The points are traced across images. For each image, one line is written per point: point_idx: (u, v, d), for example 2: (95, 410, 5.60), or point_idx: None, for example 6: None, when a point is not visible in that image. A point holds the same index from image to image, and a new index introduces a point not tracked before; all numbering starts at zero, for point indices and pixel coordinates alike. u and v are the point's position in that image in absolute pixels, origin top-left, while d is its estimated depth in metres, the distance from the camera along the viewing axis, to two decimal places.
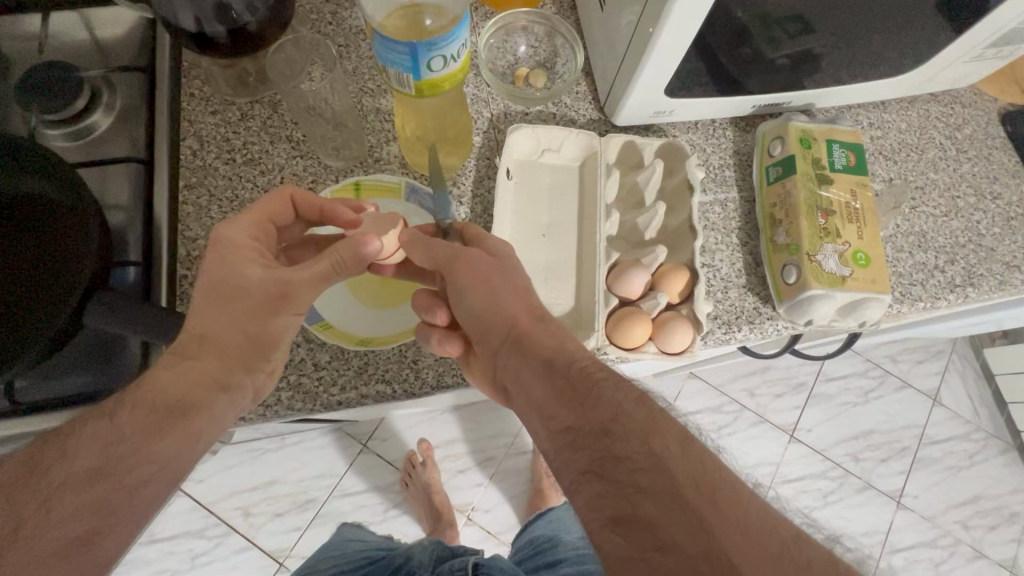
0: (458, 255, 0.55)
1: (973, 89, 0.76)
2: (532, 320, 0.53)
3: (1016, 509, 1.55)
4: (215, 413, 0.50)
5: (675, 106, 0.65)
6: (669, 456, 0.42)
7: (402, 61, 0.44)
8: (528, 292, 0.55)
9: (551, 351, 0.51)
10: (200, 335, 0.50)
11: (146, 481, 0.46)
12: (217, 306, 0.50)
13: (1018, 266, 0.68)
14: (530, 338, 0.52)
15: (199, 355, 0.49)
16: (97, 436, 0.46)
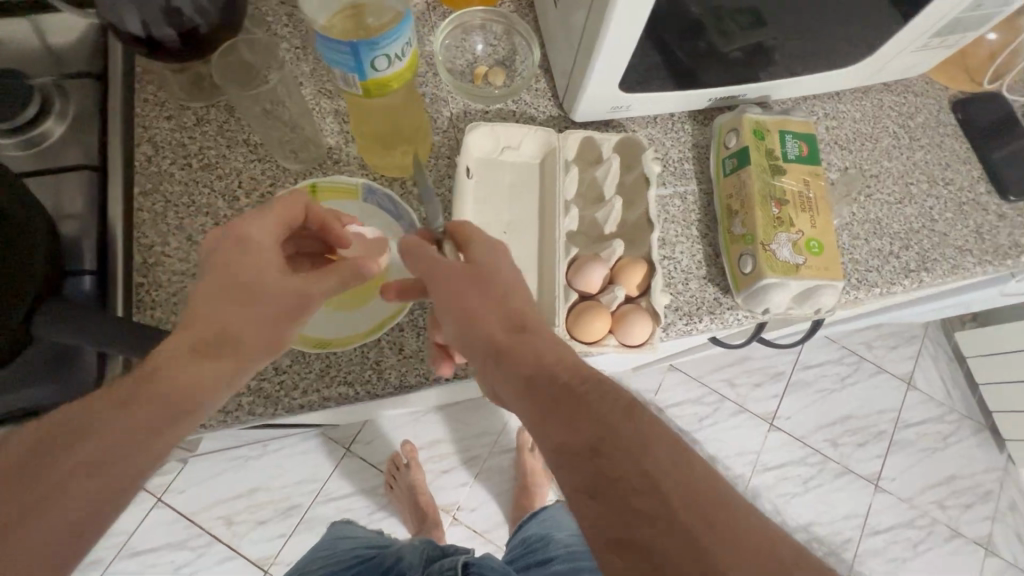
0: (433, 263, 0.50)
1: (925, 77, 0.77)
2: (509, 334, 0.46)
3: (989, 487, 1.59)
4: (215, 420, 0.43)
5: (632, 101, 0.66)
6: (668, 476, 0.36)
7: (346, 61, 0.44)
8: (508, 299, 0.49)
9: (531, 364, 0.43)
10: (216, 334, 0.43)
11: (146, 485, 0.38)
12: (243, 306, 0.45)
13: (971, 249, 0.70)
14: (510, 349, 0.45)
15: (210, 357, 0.42)
16: (105, 427, 0.37)
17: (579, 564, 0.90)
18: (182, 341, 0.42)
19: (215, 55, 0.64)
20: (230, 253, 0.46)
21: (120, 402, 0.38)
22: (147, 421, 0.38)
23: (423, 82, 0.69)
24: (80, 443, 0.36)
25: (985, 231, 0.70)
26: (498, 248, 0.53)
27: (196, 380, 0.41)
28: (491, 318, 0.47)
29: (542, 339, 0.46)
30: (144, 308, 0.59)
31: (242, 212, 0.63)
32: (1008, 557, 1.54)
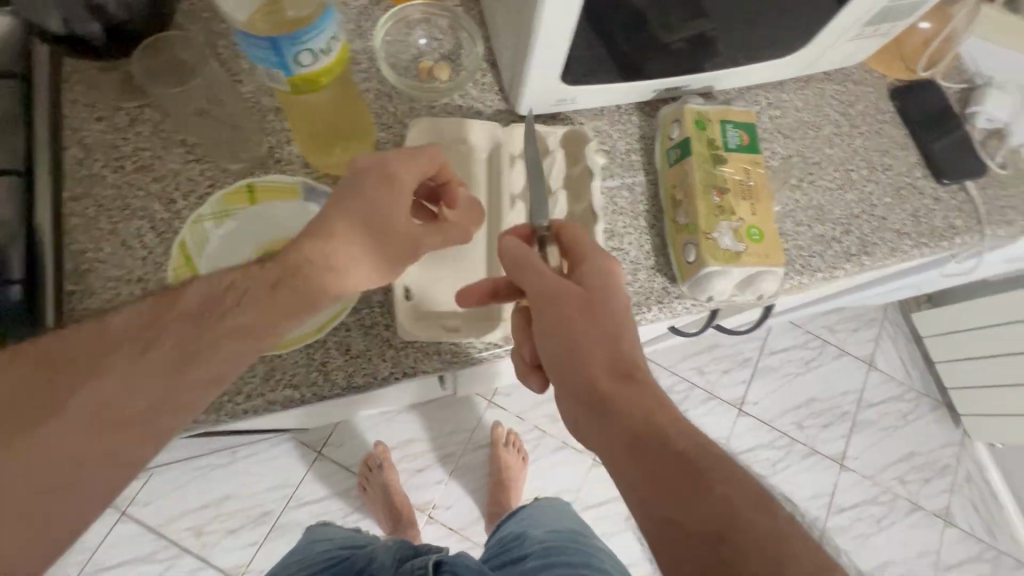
0: (545, 295, 0.51)
1: (864, 66, 0.79)
2: (615, 380, 0.49)
3: (947, 461, 1.65)
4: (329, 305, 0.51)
5: (576, 94, 0.66)
6: (794, 569, 0.39)
7: (268, 57, 0.44)
8: (616, 339, 0.50)
9: (638, 424, 0.46)
10: (333, 255, 0.50)
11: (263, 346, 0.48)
12: (360, 235, 0.50)
13: (908, 233, 0.72)
14: (615, 402, 0.48)
15: (324, 272, 0.49)
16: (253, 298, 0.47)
17: (555, 557, 0.86)
18: (309, 249, 0.50)
19: (135, 53, 0.62)
20: (374, 186, 0.51)
21: (247, 295, 0.47)
22: (257, 316, 0.47)
23: (367, 78, 0.68)
24: (213, 320, 0.46)
25: (921, 214, 0.73)
26: (610, 272, 0.53)
27: (309, 289, 0.49)
28: (599, 360, 0.50)
29: (647, 387, 0.49)
30: (76, 317, 0.57)
31: (179, 214, 0.61)
32: (965, 527, 1.61)
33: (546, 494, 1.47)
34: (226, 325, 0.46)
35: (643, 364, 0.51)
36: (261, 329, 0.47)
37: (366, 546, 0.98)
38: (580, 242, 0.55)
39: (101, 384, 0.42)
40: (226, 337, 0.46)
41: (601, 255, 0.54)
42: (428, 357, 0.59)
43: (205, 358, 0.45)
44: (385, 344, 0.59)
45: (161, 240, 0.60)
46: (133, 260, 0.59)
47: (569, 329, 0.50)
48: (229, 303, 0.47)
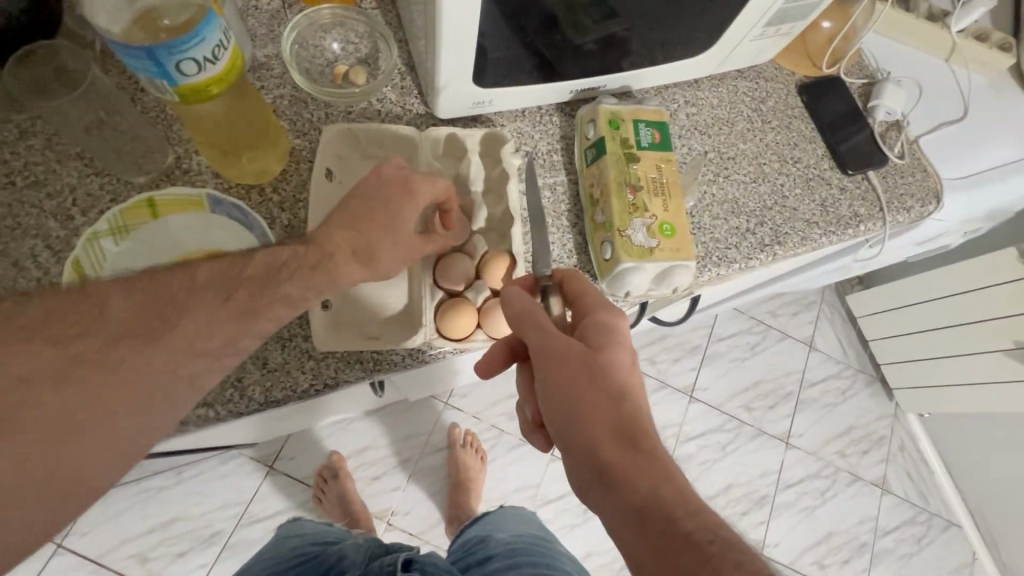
0: (551, 355, 0.51)
1: (774, 64, 0.83)
2: (623, 447, 0.48)
3: (883, 433, 1.75)
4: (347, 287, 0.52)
5: (492, 96, 0.66)
6: None
7: (148, 67, 0.42)
8: (622, 404, 0.50)
9: (645, 497, 0.46)
10: (358, 245, 0.52)
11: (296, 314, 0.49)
12: (382, 232, 0.53)
13: (817, 221, 0.76)
14: (621, 472, 0.47)
15: (353, 259, 0.52)
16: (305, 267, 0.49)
17: (519, 560, 0.86)
18: (341, 242, 0.51)
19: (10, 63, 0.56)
20: (402, 195, 0.54)
21: (296, 269, 0.49)
22: (302, 290, 0.49)
23: (280, 84, 0.66)
24: (272, 285, 0.48)
25: (829, 204, 0.77)
26: (617, 331, 0.53)
27: (343, 267, 0.51)
28: (607, 423, 0.49)
29: (655, 453, 0.48)
30: None
31: (78, 231, 0.58)
32: (900, 493, 1.71)
33: (505, 492, 1.48)
34: (283, 292, 0.48)
35: (649, 426, 0.50)
36: (306, 299, 0.49)
37: (338, 542, 0.91)
38: (583, 294, 0.56)
39: (173, 330, 0.44)
40: (278, 302, 0.48)
41: (607, 310, 0.54)
42: (350, 367, 0.59)
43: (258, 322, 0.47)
44: (304, 356, 0.58)
45: (58, 259, 0.57)
46: (26, 280, 0.56)
47: (575, 393, 0.49)
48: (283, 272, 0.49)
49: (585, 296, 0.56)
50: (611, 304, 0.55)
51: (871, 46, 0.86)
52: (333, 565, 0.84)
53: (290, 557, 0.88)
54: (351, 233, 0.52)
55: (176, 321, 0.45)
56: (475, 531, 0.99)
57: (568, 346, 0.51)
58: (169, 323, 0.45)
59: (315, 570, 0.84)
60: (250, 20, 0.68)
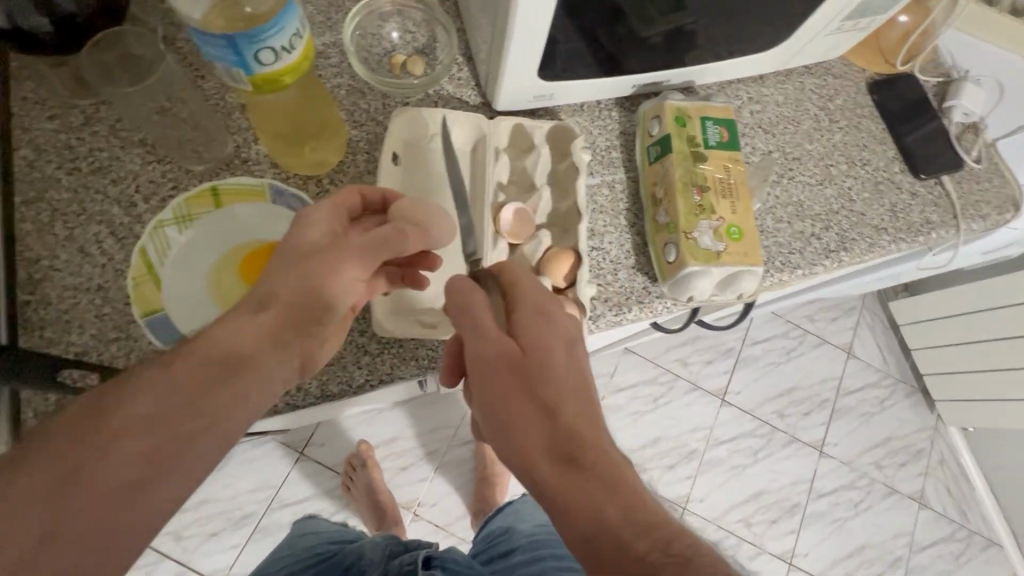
0: (478, 351, 0.47)
1: (844, 60, 0.79)
2: (561, 463, 0.43)
3: (922, 446, 1.69)
4: (247, 364, 0.41)
5: (555, 89, 0.64)
6: None
7: (225, 55, 0.41)
8: (555, 410, 0.44)
9: (587, 519, 0.40)
10: (306, 294, 0.44)
11: (134, 438, 0.36)
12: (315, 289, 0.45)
13: (886, 228, 0.72)
14: (558, 491, 0.41)
15: (304, 326, 0.44)
16: (150, 384, 0.38)
17: (542, 552, 0.83)
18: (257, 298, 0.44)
19: (86, 48, 0.56)
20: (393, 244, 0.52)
21: (143, 386, 0.38)
22: (157, 407, 0.38)
23: (337, 73, 0.65)
24: (106, 424, 0.36)
25: (899, 208, 0.73)
26: (549, 321, 0.49)
27: (278, 342, 0.43)
28: (539, 432, 0.44)
29: (598, 466, 0.42)
30: (32, 328, 0.53)
31: (141, 218, 0.58)
32: (938, 509, 1.65)
33: None
34: (126, 428, 0.37)
35: (596, 428, 0.45)
36: (167, 411, 0.38)
37: (354, 541, 0.91)
38: (517, 286, 0.51)
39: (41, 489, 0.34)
40: (207, 416, 0.39)
41: (539, 298, 0.50)
42: (405, 363, 0.58)
43: (196, 436, 0.38)
44: (360, 350, 0.58)
45: (123, 246, 0.57)
46: (92, 267, 0.56)
47: (501, 395, 0.46)
48: (200, 368, 0.40)
49: (519, 287, 0.51)
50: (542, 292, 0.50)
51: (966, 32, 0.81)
52: (354, 563, 0.85)
53: (308, 555, 0.87)
54: (276, 284, 0.44)
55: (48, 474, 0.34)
56: (500, 522, 0.98)
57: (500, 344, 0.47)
58: (28, 478, 0.34)
59: (332, 569, 0.83)
60: (309, 7, 0.67)
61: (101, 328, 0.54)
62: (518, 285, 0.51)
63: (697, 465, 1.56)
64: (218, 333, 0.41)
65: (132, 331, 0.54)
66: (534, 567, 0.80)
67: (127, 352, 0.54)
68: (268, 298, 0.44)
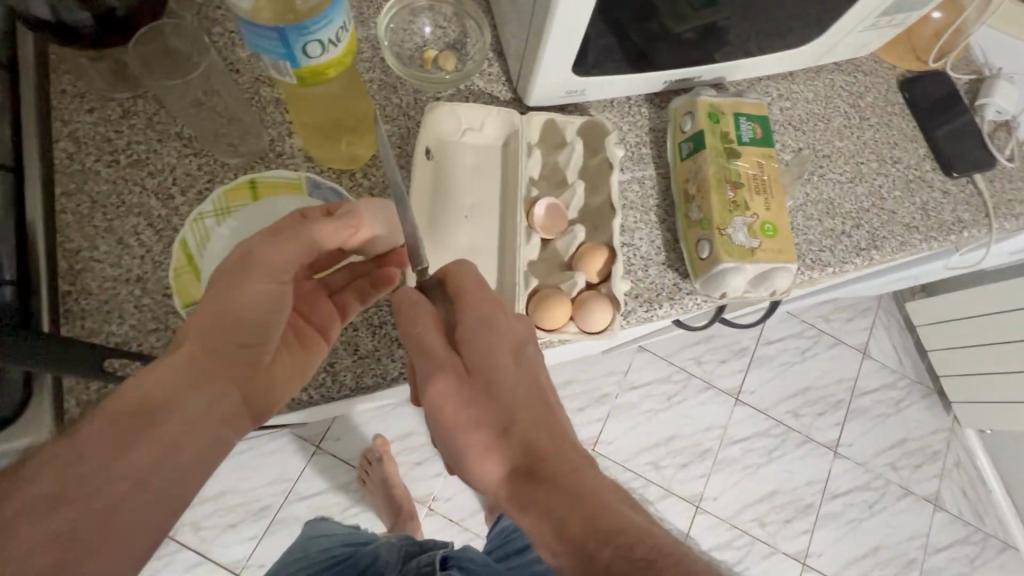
0: (425, 368, 0.46)
1: (874, 57, 0.78)
2: (521, 479, 0.43)
3: (937, 447, 1.68)
4: (173, 410, 0.42)
5: (587, 85, 0.64)
6: None
7: (274, 48, 0.41)
8: (508, 429, 0.45)
9: (551, 531, 0.41)
10: (225, 325, 0.45)
11: (54, 512, 0.36)
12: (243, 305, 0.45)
13: (918, 226, 0.71)
14: (523, 507, 0.43)
15: (228, 359, 0.45)
16: (57, 457, 0.37)
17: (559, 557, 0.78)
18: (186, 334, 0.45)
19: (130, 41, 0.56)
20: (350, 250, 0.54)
21: (51, 461, 0.37)
22: (69, 478, 0.37)
23: (369, 67, 0.66)
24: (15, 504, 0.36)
25: (930, 207, 0.73)
26: (496, 331, 0.48)
27: (205, 379, 0.44)
28: (493, 448, 0.44)
29: (556, 477, 0.43)
30: (74, 318, 0.54)
31: (178, 210, 0.59)
32: (954, 511, 1.64)
33: None
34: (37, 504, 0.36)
35: (555, 431, 0.45)
36: (84, 478, 0.37)
37: (370, 542, 0.92)
38: (463, 293, 0.49)
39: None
40: (135, 470, 0.39)
41: (485, 306, 0.49)
42: None
43: (126, 494, 0.38)
44: (394, 343, 0.58)
45: (161, 238, 0.57)
46: (131, 258, 0.57)
47: (448, 413, 0.45)
48: (113, 428, 0.40)
49: (466, 293, 0.49)
50: (489, 299, 0.49)
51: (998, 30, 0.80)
52: (369, 565, 0.86)
53: (323, 558, 0.87)
54: (193, 322, 0.45)
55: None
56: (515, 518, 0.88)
57: (446, 365, 0.46)
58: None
59: (349, 571, 0.85)
60: None
61: (140, 318, 0.55)
62: (465, 294, 0.49)
63: (711, 464, 1.56)
64: (130, 386, 0.41)
65: (170, 322, 0.55)
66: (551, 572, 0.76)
67: (166, 342, 0.55)
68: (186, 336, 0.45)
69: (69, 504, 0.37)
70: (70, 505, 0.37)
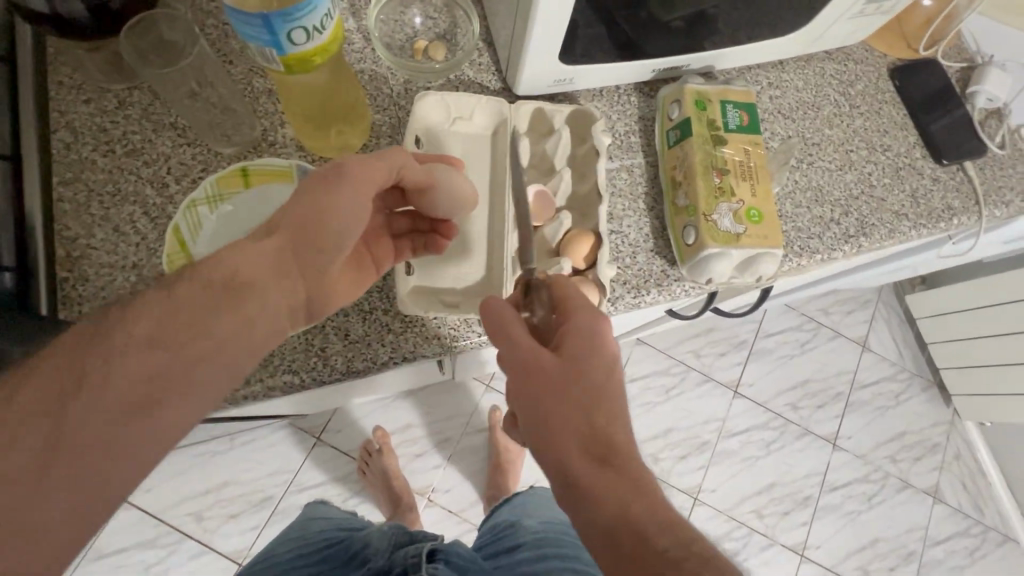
0: (511, 349, 0.49)
1: (865, 45, 0.78)
2: (591, 462, 0.42)
3: (937, 440, 1.68)
4: (255, 289, 0.42)
5: (576, 74, 0.65)
6: None
7: (259, 35, 0.42)
8: (590, 412, 0.45)
9: (614, 516, 0.40)
10: (309, 225, 0.44)
11: (147, 353, 0.38)
12: (327, 207, 0.44)
13: (907, 213, 0.72)
14: (591, 489, 0.41)
15: (306, 260, 0.44)
16: (154, 307, 0.39)
17: (546, 551, 0.78)
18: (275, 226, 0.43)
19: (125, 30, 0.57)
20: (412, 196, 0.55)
21: (146, 308, 0.39)
22: (162, 328, 0.39)
23: (361, 58, 0.66)
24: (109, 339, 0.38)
25: (920, 194, 0.73)
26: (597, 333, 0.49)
27: (282, 268, 0.43)
28: (575, 427, 0.44)
29: (628, 467, 0.42)
30: (71, 303, 0.55)
31: (173, 199, 0.60)
32: (953, 504, 1.64)
33: (543, 480, 1.47)
34: (129, 345, 0.38)
35: (626, 421, 0.45)
36: (171, 332, 0.39)
37: (361, 529, 0.92)
38: (566, 298, 0.52)
39: (60, 389, 0.36)
40: (216, 337, 0.40)
41: (593, 313, 0.51)
42: (427, 342, 0.60)
43: (204, 358, 0.39)
44: (384, 330, 0.59)
45: (156, 225, 0.59)
46: (127, 245, 0.58)
47: (532, 384, 0.46)
48: (201, 292, 0.40)
49: (570, 298, 0.52)
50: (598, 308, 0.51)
51: (990, 17, 0.80)
52: (359, 550, 0.85)
53: (318, 539, 0.88)
54: (280, 216, 0.44)
55: (63, 378, 0.36)
56: (507, 515, 0.92)
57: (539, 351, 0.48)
58: (44, 380, 0.36)
59: (338, 556, 0.84)
60: None
61: None
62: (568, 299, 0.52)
63: (710, 456, 1.56)
64: (221, 257, 0.41)
65: None
66: (536, 565, 0.76)
67: None
68: (276, 226, 0.43)
69: (158, 352, 0.38)
70: (158, 349, 0.38)
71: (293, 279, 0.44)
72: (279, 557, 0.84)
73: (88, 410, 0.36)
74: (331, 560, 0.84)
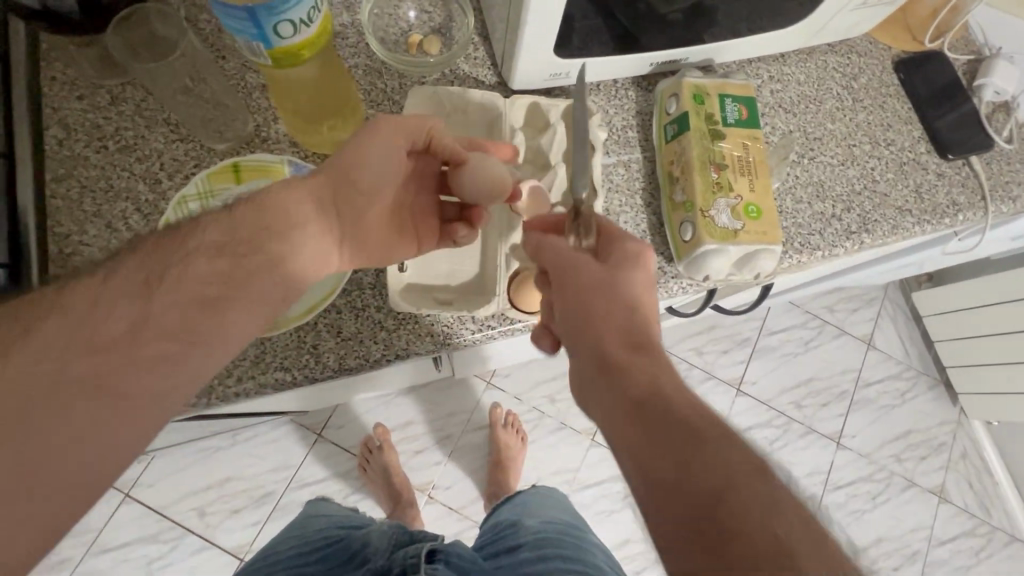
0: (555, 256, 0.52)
1: (870, 38, 0.77)
2: (628, 350, 0.47)
3: (943, 439, 1.66)
4: (303, 221, 0.49)
5: (572, 68, 0.64)
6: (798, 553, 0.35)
7: (245, 28, 0.42)
8: (628, 312, 0.49)
9: (648, 388, 0.44)
10: (349, 173, 0.51)
11: (218, 259, 0.45)
12: (368, 162, 0.51)
13: (910, 209, 0.70)
14: (627, 367, 0.45)
15: (344, 202, 0.51)
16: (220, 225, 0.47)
17: (546, 551, 0.78)
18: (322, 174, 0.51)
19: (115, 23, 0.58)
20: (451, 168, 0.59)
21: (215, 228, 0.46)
22: (228, 245, 0.46)
23: (355, 53, 0.66)
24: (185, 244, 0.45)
25: (924, 190, 0.71)
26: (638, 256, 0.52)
27: (325, 209, 0.51)
28: (613, 322, 0.48)
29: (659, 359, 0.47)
30: None
31: (165, 195, 0.60)
32: (959, 503, 1.62)
33: (544, 478, 1.47)
34: (202, 252, 0.45)
35: (656, 337, 0.49)
36: (236, 248, 0.46)
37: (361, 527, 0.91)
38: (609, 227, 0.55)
39: (144, 280, 0.43)
40: (273, 256, 0.47)
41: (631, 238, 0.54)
42: (420, 339, 0.59)
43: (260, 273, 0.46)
44: (377, 327, 0.59)
45: (148, 222, 0.59)
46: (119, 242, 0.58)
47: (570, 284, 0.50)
48: (259, 218, 0.48)
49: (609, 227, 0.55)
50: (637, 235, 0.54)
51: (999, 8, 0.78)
52: (359, 549, 0.84)
53: (318, 538, 0.88)
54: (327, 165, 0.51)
55: (146, 272, 0.43)
56: (509, 513, 0.91)
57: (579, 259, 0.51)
58: (130, 272, 0.43)
59: (340, 554, 0.84)
60: None
61: None
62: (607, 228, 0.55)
63: None
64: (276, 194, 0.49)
65: None
66: (537, 567, 0.75)
67: None
68: (322, 170, 0.51)
69: (226, 259, 0.46)
70: (227, 259, 0.46)
71: (334, 219, 0.51)
72: (282, 555, 0.84)
73: (170, 296, 0.43)
74: (335, 556, 0.83)
